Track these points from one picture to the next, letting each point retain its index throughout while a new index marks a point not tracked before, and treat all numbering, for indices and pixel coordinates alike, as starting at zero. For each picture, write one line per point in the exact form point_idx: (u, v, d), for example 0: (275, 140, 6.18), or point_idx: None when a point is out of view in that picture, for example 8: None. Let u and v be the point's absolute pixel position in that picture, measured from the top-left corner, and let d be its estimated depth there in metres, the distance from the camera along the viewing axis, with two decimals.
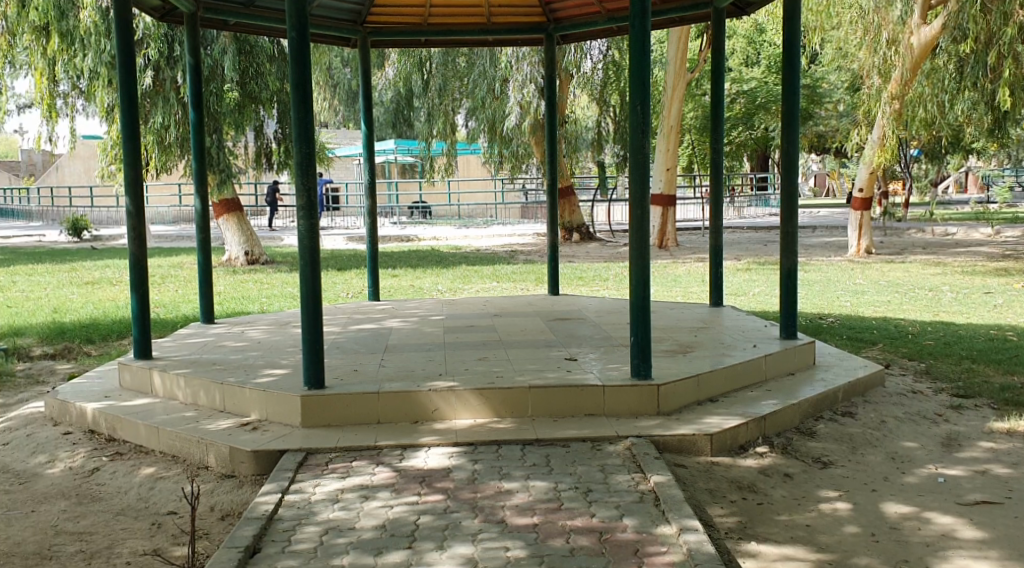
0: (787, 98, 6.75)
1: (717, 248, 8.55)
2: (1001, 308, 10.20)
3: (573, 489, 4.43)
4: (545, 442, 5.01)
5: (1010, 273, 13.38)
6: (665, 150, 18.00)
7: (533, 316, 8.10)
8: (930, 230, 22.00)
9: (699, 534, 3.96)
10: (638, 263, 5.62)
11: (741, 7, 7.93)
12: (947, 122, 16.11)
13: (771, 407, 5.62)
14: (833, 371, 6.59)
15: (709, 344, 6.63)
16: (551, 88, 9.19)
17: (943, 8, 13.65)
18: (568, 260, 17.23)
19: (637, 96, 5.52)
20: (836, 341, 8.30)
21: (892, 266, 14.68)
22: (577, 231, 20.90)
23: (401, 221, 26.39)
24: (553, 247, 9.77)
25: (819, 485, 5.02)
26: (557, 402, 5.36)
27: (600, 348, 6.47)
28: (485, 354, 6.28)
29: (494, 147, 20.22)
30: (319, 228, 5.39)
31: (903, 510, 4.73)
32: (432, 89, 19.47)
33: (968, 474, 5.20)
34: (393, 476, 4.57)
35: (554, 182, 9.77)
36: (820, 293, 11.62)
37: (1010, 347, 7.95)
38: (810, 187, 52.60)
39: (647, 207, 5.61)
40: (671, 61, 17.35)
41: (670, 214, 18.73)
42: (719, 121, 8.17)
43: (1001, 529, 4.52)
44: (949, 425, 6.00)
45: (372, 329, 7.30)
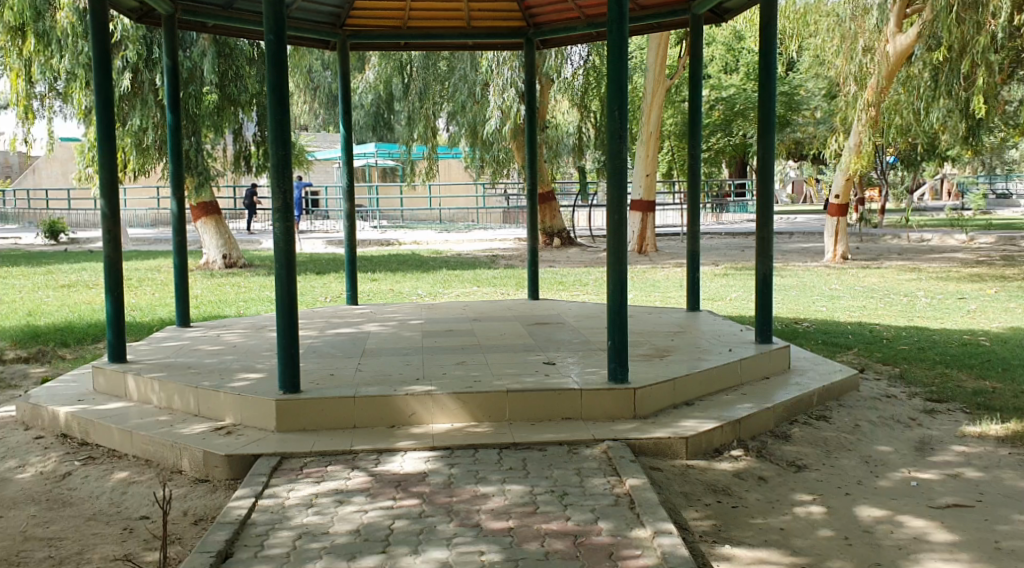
0: (763, 105, 6.76)
1: (695, 253, 8.55)
2: (975, 314, 10.27)
3: (549, 492, 4.44)
4: (522, 447, 5.01)
5: (982, 279, 13.52)
6: (645, 157, 18.10)
7: (512, 320, 8.11)
8: (905, 236, 22.26)
9: (673, 537, 3.98)
10: (616, 267, 5.65)
11: (719, 14, 7.93)
12: (923, 129, 16.36)
13: (747, 410, 5.67)
14: (809, 376, 6.62)
15: (686, 348, 6.65)
16: (530, 93, 9.17)
17: (919, 17, 13.85)
18: (549, 265, 17.31)
19: (615, 100, 5.54)
20: (812, 346, 8.34)
21: (867, 271, 14.80)
22: (559, 235, 20.96)
23: (381, 225, 26.49)
24: (534, 250, 9.70)
25: (793, 488, 5.05)
26: (533, 408, 5.37)
27: (578, 352, 6.49)
28: (463, 358, 6.25)
29: (476, 151, 20.27)
30: (296, 232, 5.35)
31: (877, 513, 4.75)
32: (413, 92, 19.40)
33: (941, 478, 5.24)
34: (368, 480, 4.55)
35: (535, 186, 9.74)
36: (797, 298, 11.70)
37: (982, 352, 8.03)
38: (787, 193, 52.82)
39: (624, 212, 5.64)
40: (651, 67, 17.47)
41: (650, 219, 18.90)
42: (698, 128, 8.18)
43: (972, 532, 4.55)
44: (921, 429, 6.05)
45: (350, 333, 7.28)
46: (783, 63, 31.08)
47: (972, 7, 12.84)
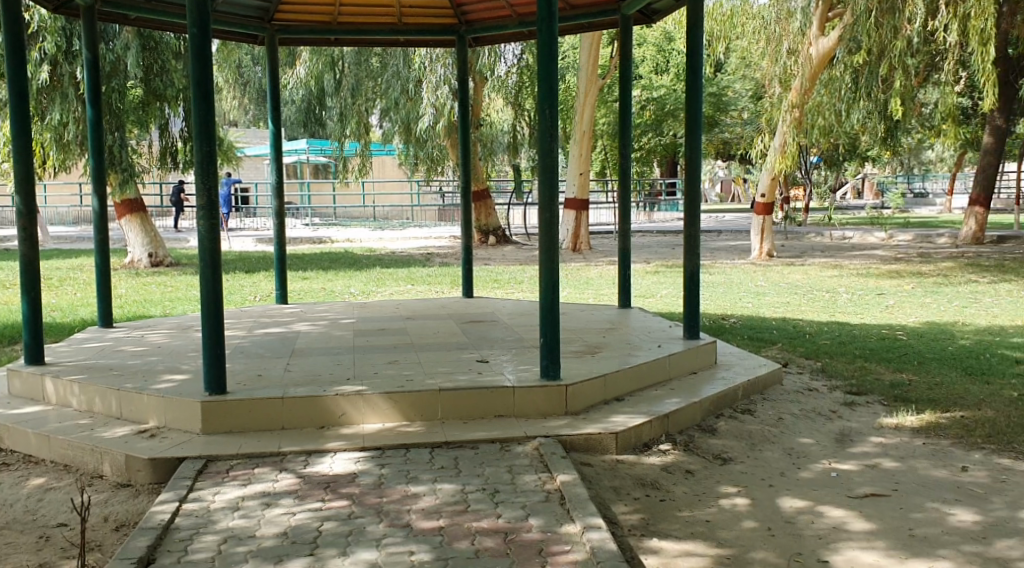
0: (690, 105, 6.87)
1: (625, 250, 8.64)
2: (893, 309, 10.56)
3: (480, 490, 4.45)
4: (454, 445, 5.01)
5: (902, 275, 13.91)
6: (578, 155, 18.20)
7: (445, 318, 8.09)
8: (829, 234, 22.79)
9: (602, 531, 4.02)
10: (547, 265, 5.68)
11: (648, 15, 8.02)
12: (845, 130, 16.78)
13: (675, 405, 5.75)
14: (735, 370, 6.74)
15: (616, 345, 6.70)
16: (462, 91, 9.17)
17: (840, 21, 14.22)
18: (484, 263, 17.30)
19: (545, 100, 5.56)
20: (738, 341, 8.50)
21: (792, 268, 15.11)
22: (494, 233, 20.94)
23: (313, 222, 26.20)
24: (468, 248, 9.68)
25: (719, 481, 5.14)
26: (464, 406, 5.37)
27: (511, 350, 6.51)
28: (394, 357, 6.22)
29: (409, 148, 20.19)
30: (221, 230, 5.26)
31: (799, 504, 4.87)
32: (345, 89, 19.40)
33: (860, 468, 5.38)
34: (296, 482, 4.50)
35: (468, 184, 9.74)
36: (725, 295, 11.89)
37: (899, 345, 8.27)
38: (715, 193, 53.71)
39: (555, 210, 5.67)
40: (583, 67, 17.57)
41: (584, 218, 19.03)
42: (628, 127, 8.27)
43: (889, 520, 4.68)
44: (842, 421, 6.21)
45: (279, 332, 7.19)
46: (711, 64, 31.55)
47: (890, 12, 13.12)
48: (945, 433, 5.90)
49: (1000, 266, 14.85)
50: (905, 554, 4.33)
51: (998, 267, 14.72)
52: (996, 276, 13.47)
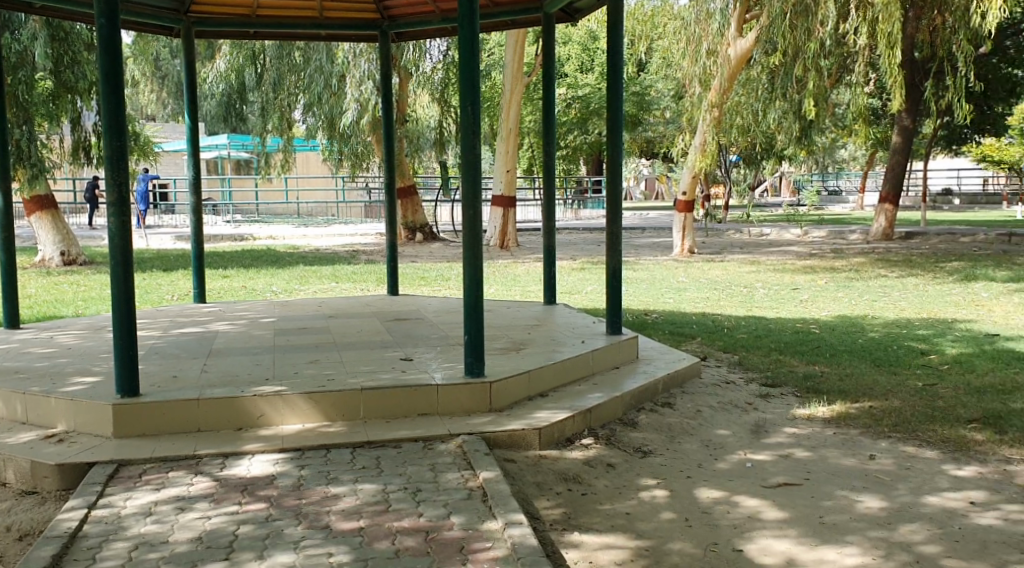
0: (611, 103, 6.93)
1: (549, 247, 8.67)
2: (807, 303, 10.83)
3: (401, 489, 4.42)
4: (376, 445, 4.96)
5: (817, 271, 14.26)
6: (505, 152, 18.21)
7: (368, 316, 8.02)
8: (748, 231, 23.24)
9: (523, 527, 4.03)
10: (470, 262, 5.66)
11: (570, 13, 8.05)
12: (762, 130, 17.15)
13: (596, 400, 5.80)
14: (656, 365, 6.83)
15: (540, 341, 6.72)
16: (386, 87, 9.10)
17: (757, 23, 14.54)
18: (410, 260, 17.20)
19: (467, 96, 5.55)
20: (659, 336, 8.60)
21: (713, 265, 15.36)
22: (421, 230, 20.82)
23: (234, 219, 25.73)
24: (393, 245, 9.61)
25: (639, 474, 5.20)
26: (387, 405, 5.32)
27: (434, 348, 6.48)
28: (315, 356, 6.14)
29: (333, 144, 19.97)
30: (132, 228, 5.12)
31: (715, 495, 4.95)
32: (267, 82, 19.02)
33: (774, 458, 5.49)
34: (212, 486, 4.41)
35: (392, 181, 9.66)
36: (647, 290, 12.03)
37: (813, 338, 8.47)
38: (639, 191, 54.41)
39: (478, 207, 5.66)
40: (508, 65, 17.59)
41: (511, 215, 19.04)
42: (551, 125, 8.30)
43: (802, 508, 4.79)
44: (757, 412, 6.34)
45: (196, 332, 7.04)
46: (635, 63, 31.91)
47: (803, 15, 13.46)
48: (855, 423, 6.06)
49: (910, 261, 15.33)
50: (816, 541, 4.43)
51: (908, 261, 15.20)
52: (904, 271, 13.91)
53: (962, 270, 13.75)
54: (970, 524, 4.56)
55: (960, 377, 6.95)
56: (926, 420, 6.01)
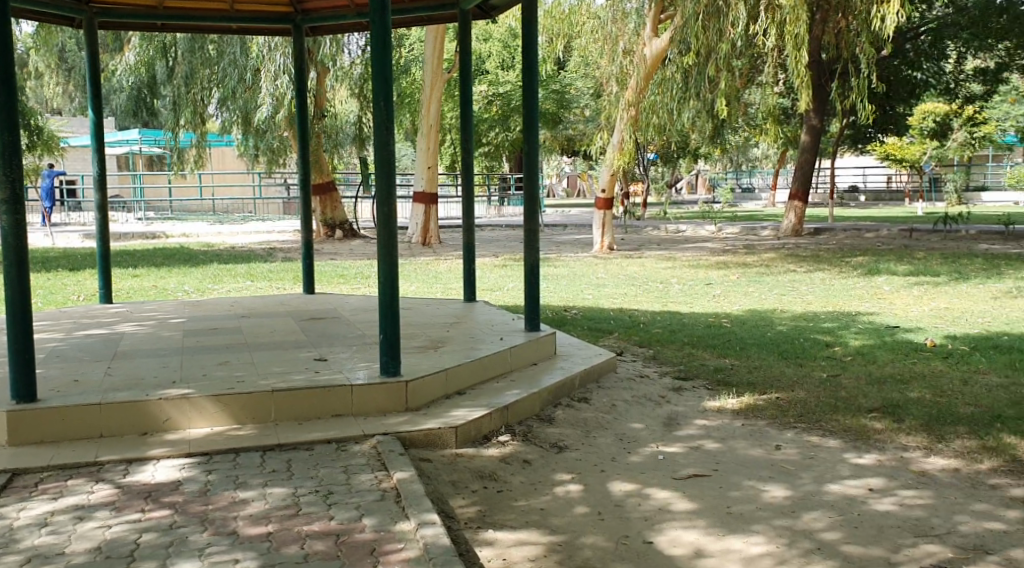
0: (526, 100, 6.95)
1: (469, 245, 8.66)
2: (719, 298, 11.03)
3: (313, 492, 4.35)
4: (287, 448, 4.88)
5: (730, 266, 14.54)
6: (425, 149, 18.11)
7: (282, 316, 7.89)
8: (665, 228, 23.59)
9: (435, 527, 4.01)
10: (385, 259, 5.60)
11: (485, 10, 8.04)
12: (678, 130, 17.43)
13: (513, 397, 5.80)
14: (572, 360, 6.87)
15: (459, 339, 6.70)
16: (300, 82, 8.95)
17: (671, 23, 14.75)
18: (330, 258, 17.00)
19: (380, 91, 5.49)
20: (576, 332, 8.67)
21: (631, 261, 15.54)
22: (340, 227, 20.59)
23: (146, 216, 25.10)
24: (309, 243, 9.49)
25: (554, 469, 5.22)
26: (300, 406, 5.24)
27: (350, 347, 6.41)
28: (226, 358, 6.01)
29: (248, 139, 19.65)
30: (24, 227, 4.93)
31: (627, 488, 5.00)
32: (178, 76, 18.62)
33: (685, 450, 5.57)
34: (114, 493, 4.28)
35: (308, 178, 9.51)
36: (566, 287, 12.11)
37: (725, 332, 8.63)
38: (561, 188, 54.87)
39: (392, 204, 5.60)
40: (428, 61, 17.50)
41: (432, 212, 18.98)
42: (469, 121, 8.28)
43: (711, 498, 4.88)
44: (670, 405, 6.43)
45: (102, 334, 6.83)
46: (555, 61, 32.13)
47: (715, 16, 13.78)
48: (762, 414, 6.19)
49: (817, 256, 15.74)
50: (725, 531, 4.51)
51: (816, 257, 15.59)
52: (813, 266, 14.28)
53: (866, 264, 14.16)
54: (869, 510, 4.69)
55: (862, 368, 7.16)
56: (829, 410, 6.17)
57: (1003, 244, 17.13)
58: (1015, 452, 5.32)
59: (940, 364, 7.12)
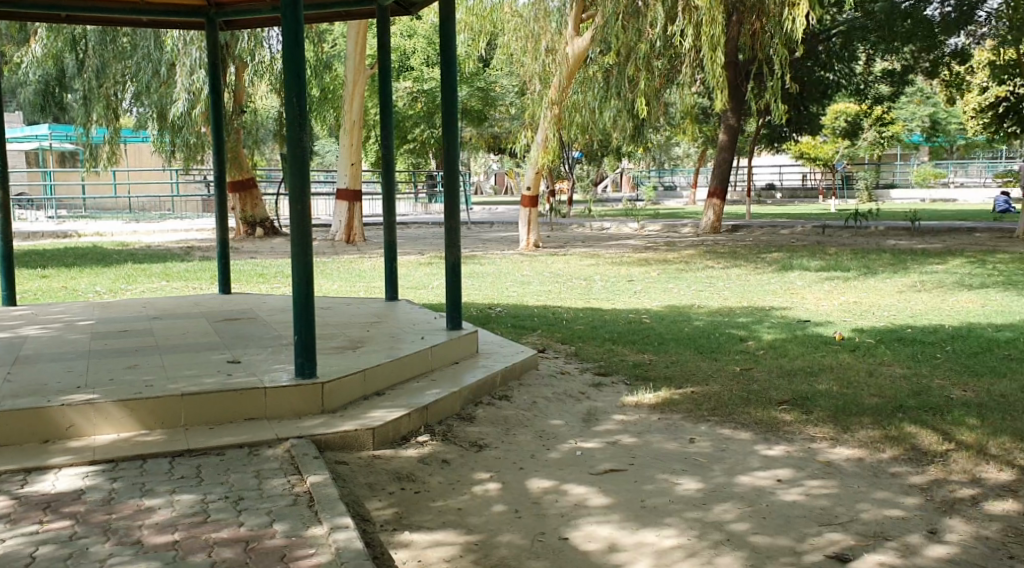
0: (445, 97, 6.92)
1: (390, 243, 8.58)
2: (641, 294, 11.14)
3: (223, 499, 4.25)
4: (197, 453, 4.77)
5: (652, 263, 14.70)
6: (348, 145, 17.88)
7: (197, 317, 7.71)
8: (589, 225, 23.77)
9: (348, 531, 3.96)
10: (300, 258, 5.51)
11: (404, 6, 7.97)
12: (601, 129, 17.56)
13: (432, 397, 5.77)
14: (494, 358, 6.85)
15: (378, 338, 6.63)
16: (214, 76, 8.76)
17: (593, 23, 14.84)
18: (250, 256, 16.71)
19: (292, 87, 5.40)
20: (499, 330, 8.66)
21: (556, 258, 15.60)
22: (261, 225, 20.24)
23: (58, 214, 24.35)
24: (225, 242, 9.30)
25: (473, 468, 5.20)
26: (213, 410, 5.12)
27: (266, 348, 6.29)
28: (135, 361, 5.85)
29: (164, 135, 19.07)
30: None
31: (545, 484, 5.01)
32: (89, 70, 17.88)
33: (602, 446, 5.61)
34: (11, 505, 4.13)
35: (223, 176, 9.30)
36: (491, 284, 12.10)
37: (645, 328, 8.72)
38: (488, 186, 54.97)
39: (307, 202, 5.51)
40: (351, 57, 17.32)
41: (356, 209, 18.80)
42: (388, 118, 8.20)
43: (625, 492, 4.92)
44: (590, 401, 6.46)
45: (4, 338, 6.59)
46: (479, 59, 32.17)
47: (635, 16, 14.04)
48: (678, 408, 6.27)
49: (734, 252, 16.02)
50: (638, 525, 4.55)
51: (732, 253, 15.88)
52: (731, 262, 14.53)
53: (780, 260, 14.46)
54: (778, 500, 4.78)
55: (774, 361, 7.30)
56: (741, 402, 6.27)
57: (910, 240, 17.68)
58: (916, 441, 5.48)
59: (849, 356, 7.30)
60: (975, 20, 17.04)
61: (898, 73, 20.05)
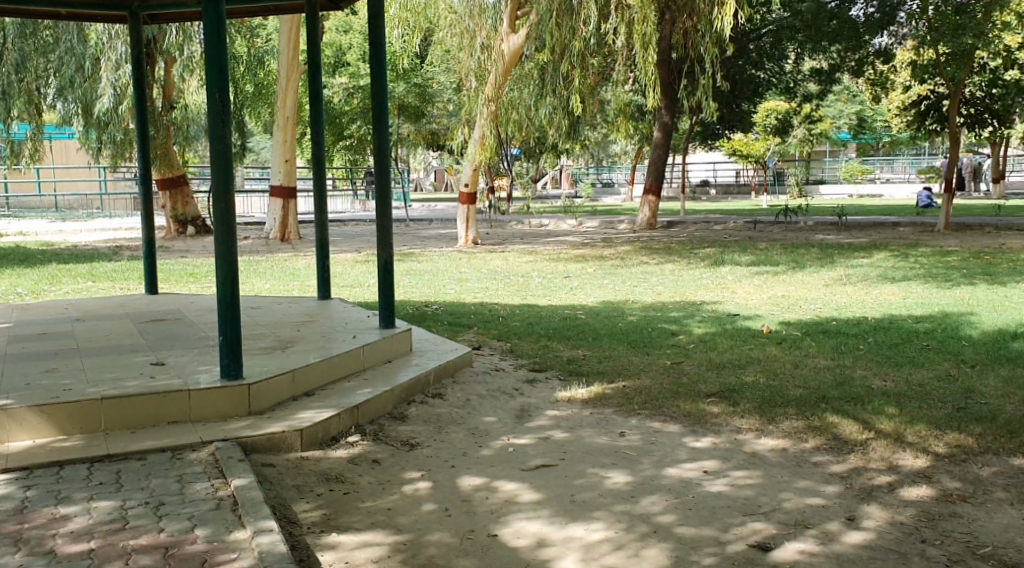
0: (375, 96, 6.86)
1: (322, 242, 8.47)
2: (576, 290, 11.18)
3: (143, 504, 4.16)
4: (118, 458, 4.65)
5: (588, 259, 14.76)
6: (282, 141, 17.60)
7: (121, 318, 7.53)
8: (528, 221, 23.80)
9: (272, 534, 3.89)
10: (225, 258, 5.41)
11: (334, 2, 7.89)
12: (537, 124, 17.58)
13: (363, 396, 5.71)
14: (427, 357, 6.81)
15: (309, 338, 6.54)
16: (139, 72, 8.56)
17: (527, 20, 14.85)
18: (180, 255, 16.39)
19: (215, 82, 5.30)
20: (435, 327, 8.61)
21: (494, 255, 15.58)
22: (192, 223, 19.85)
23: None
24: (151, 241, 9.08)
25: (404, 467, 5.16)
26: (135, 413, 5.00)
27: (192, 349, 6.17)
28: (54, 365, 5.69)
29: (90, 131, 18.53)
30: None
31: (476, 482, 4.99)
32: (8, 64, 17.09)
33: (535, 442, 5.61)
34: None
35: (148, 174, 9.09)
36: (427, 282, 12.03)
37: (580, 324, 8.75)
38: (428, 182, 54.76)
39: (231, 200, 5.41)
40: (284, 52, 17.08)
41: (291, 206, 18.49)
42: (319, 116, 8.11)
43: (556, 487, 4.93)
44: (523, 398, 6.46)
45: None
46: None
47: (568, 14, 14.13)
48: (609, 402, 6.30)
49: (668, 248, 16.16)
50: (568, 519, 4.56)
51: (666, 249, 16.01)
52: (665, 258, 14.66)
53: (712, 256, 14.63)
54: (704, 491, 4.83)
55: (704, 354, 7.39)
56: (671, 395, 6.33)
57: (838, 234, 18.04)
58: (837, 430, 5.59)
59: (775, 348, 7.42)
60: (897, 21, 17.44)
61: (826, 72, 20.40)
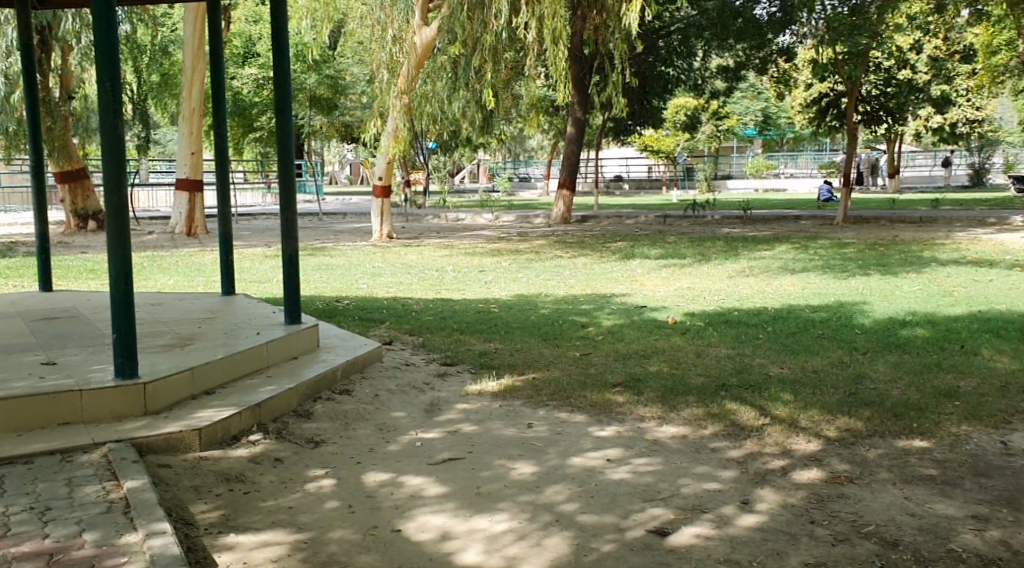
0: (278, 88, 6.73)
1: (225, 237, 8.27)
2: (490, 284, 11.16)
3: (27, 510, 3.99)
4: (2, 463, 4.46)
5: (502, 253, 14.78)
6: (187, 133, 17.13)
7: (13, 317, 7.23)
8: (444, 216, 23.72)
9: (165, 536, 3.78)
10: (118, 253, 5.23)
11: None
12: (451, 117, 17.50)
13: (266, 394, 5.59)
14: (335, 353, 6.71)
15: (211, 335, 6.38)
16: (29, 59, 8.21)
17: (440, 13, 14.79)
18: (81, 252, 15.84)
19: (105, 72, 5.11)
20: (346, 323, 8.50)
21: (408, 249, 15.47)
22: (93, 218, 19.12)
23: None
24: (44, 237, 8.72)
25: (307, 465, 5.08)
26: (21, 415, 4.81)
27: (87, 348, 5.96)
28: None
29: None
30: None
31: (381, 477, 4.94)
32: None
33: (442, 435, 5.58)
34: None
35: (40, 167, 8.72)
36: (340, 277, 11.87)
37: (492, 317, 8.74)
38: (343, 176, 54.13)
39: (124, 194, 5.23)
40: (189, 43, 16.49)
41: (198, 200, 18.09)
42: (221, 109, 7.92)
43: (462, 480, 4.91)
44: (433, 392, 6.42)
45: None
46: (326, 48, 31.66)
47: (479, 8, 14.14)
48: (518, 394, 6.31)
49: (581, 242, 16.29)
50: (472, 512, 4.55)
51: (579, 242, 16.13)
52: (578, 251, 14.76)
53: (623, 249, 14.82)
54: (608, 480, 4.87)
55: (613, 346, 7.46)
56: (579, 386, 6.37)
57: (743, 228, 18.47)
58: (738, 417, 5.70)
59: (680, 338, 7.54)
60: (797, 22, 17.99)
61: (732, 69, 20.84)
